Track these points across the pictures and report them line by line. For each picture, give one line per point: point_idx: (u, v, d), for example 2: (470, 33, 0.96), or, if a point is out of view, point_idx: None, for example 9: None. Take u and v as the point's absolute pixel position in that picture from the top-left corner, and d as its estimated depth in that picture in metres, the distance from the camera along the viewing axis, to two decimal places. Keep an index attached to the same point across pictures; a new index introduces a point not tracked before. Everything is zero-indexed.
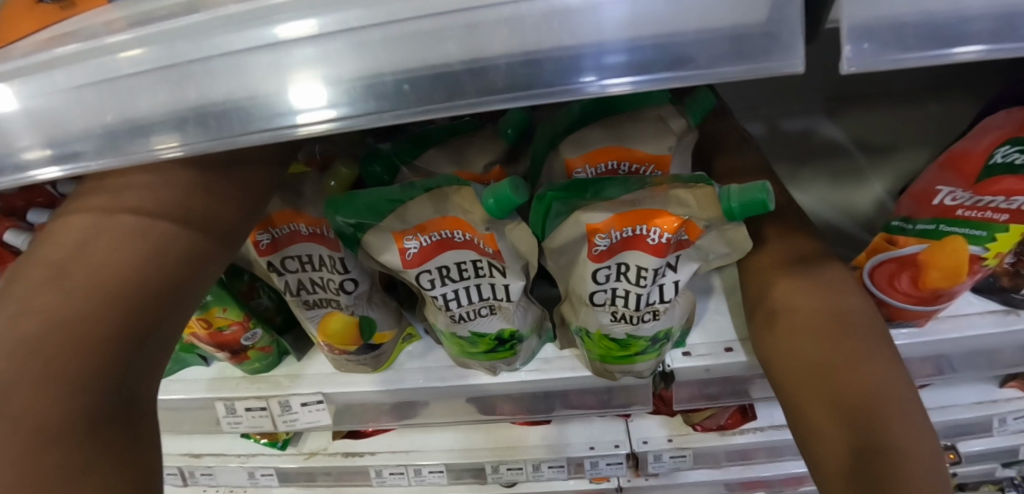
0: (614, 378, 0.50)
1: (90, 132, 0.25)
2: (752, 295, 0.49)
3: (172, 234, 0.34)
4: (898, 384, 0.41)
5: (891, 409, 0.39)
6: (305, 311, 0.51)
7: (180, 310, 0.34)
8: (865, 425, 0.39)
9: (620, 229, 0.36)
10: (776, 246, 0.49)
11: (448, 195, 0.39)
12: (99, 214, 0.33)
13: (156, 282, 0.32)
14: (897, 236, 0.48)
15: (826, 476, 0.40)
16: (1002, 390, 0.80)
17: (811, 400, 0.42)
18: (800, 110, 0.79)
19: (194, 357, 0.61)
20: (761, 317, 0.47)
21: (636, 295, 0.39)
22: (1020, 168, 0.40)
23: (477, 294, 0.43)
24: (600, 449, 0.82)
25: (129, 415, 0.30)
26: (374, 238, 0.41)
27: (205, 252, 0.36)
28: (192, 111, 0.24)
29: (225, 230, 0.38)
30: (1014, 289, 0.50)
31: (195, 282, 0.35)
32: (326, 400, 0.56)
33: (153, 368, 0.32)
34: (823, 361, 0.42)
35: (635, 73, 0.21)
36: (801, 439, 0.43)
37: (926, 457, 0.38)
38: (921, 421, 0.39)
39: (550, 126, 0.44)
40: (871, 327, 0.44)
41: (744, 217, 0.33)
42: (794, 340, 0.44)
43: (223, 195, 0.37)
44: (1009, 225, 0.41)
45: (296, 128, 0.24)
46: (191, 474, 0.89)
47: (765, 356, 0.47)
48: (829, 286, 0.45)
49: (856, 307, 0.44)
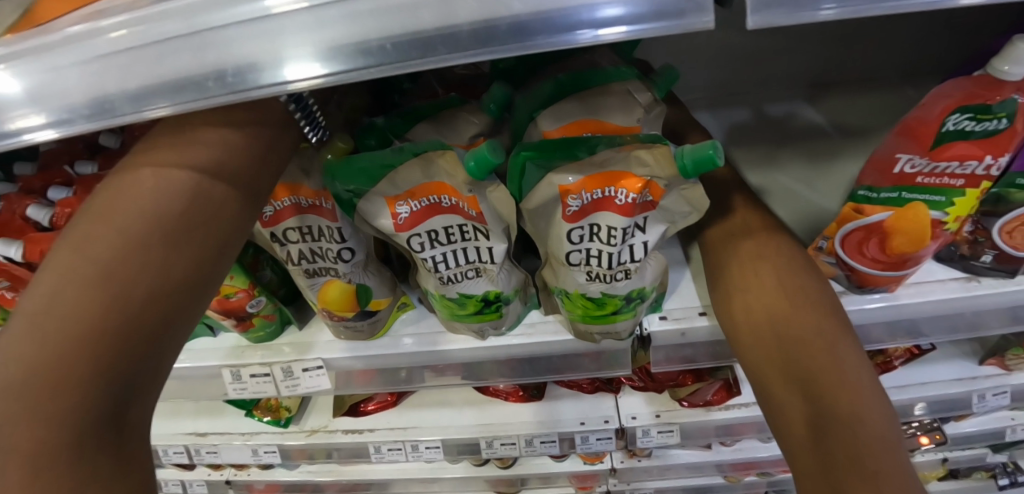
0: (595, 340, 0.53)
1: (124, 92, 0.29)
2: (718, 279, 0.53)
3: (175, 240, 0.32)
4: (855, 364, 0.43)
5: (846, 383, 0.42)
6: (307, 279, 0.55)
7: (182, 322, 0.32)
8: (820, 395, 0.41)
9: (590, 191, 0.39)
10: (736, 231, 0.53)
11: (433, 160, 0.42)
12: (98, 223, 0.31)
13: (150, 298, 0.30)
14: (862, 205, 0.48)
15: (794, 446, 0.42)
16: (981, 367, 0.82)
17: (771, 372, 0.45)
18: (782, 96, 0.82)
19: (202, 327, 0.65)
20: (725, 300, 0.51)
21: (609, 254, 0.42)
22: (971, 134, 0.41)
23: (463, 257, 0.47)
24: (590, 424, 0.85)
25: (125, 435, 0.29)
26: (369, 203, 0.45)
27: (210, 256, 0.33)
28: (211, 75, 0.28)
29: (231, 225, 0.35)
30: (974, 256, 0.53)
31: (197, 289, 0.33)
32: (326, 366, 0.60)
33: (152, 384, 0.31)
34: (779, 337, 0.45)
35: (622, 22, 0.25)
36: (765, 408, 0.46)
37: (885, 433, 0.40)
38: (875, 394, 0.42)
39: (531, 102, 0.46)
40: (823, 304, 0.47)
41: (698, 173, 0.36)
42: (756, 320, 0.47)
43: (229, 193, 0.35)
44: (966, 189, 0.44)
45: (287, 85, 0.27)
46: (197, 452, 0.93)
47: (735, 337, 0.50)
48: (789, 267, 0.49)
49: (816, 291, 0.48)
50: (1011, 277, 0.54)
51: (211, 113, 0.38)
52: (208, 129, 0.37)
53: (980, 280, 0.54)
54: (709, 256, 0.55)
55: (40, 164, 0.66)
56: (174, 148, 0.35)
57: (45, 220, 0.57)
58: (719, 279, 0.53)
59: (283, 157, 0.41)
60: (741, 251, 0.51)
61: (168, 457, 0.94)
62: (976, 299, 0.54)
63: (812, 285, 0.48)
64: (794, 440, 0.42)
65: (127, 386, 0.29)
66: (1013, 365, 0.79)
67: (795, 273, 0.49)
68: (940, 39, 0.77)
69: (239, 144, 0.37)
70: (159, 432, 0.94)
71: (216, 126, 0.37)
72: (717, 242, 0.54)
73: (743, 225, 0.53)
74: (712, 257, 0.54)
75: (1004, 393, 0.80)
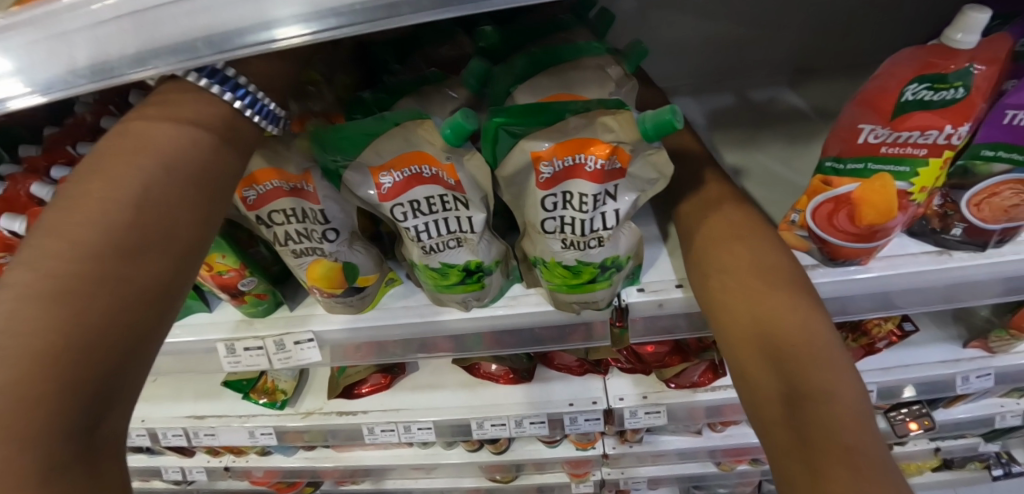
0: (575, 311, 0.55)
1: (118, 55, 0.32)
2: (695, 265, 0.53)
3: (149, 239, 0.30)
4: (830, 349, 0.43)
5: (817, 359, 0.42)
6: (295, 258, 0.57)
7: (159, 325, 0.30)
8: (794, 371, 0.41)
9: (561, 158, 0.41)
10: (708, 221, 0.53)
11: (412, 129, 0.45)
12: (51, 235, 0.28)
13: (126, 302, 0.28)
14: (831, 177, 0.51)
15: (767, 422, 0.42)
16: (965, 350, 0.83)
17: (744, 350, 0.45)
18: (765, 82, 0.83)
19: (198, 303, 0.67)
20: (702, 283, 0.51)
21: (581, 221, 0.44)
22: (930, 103, 0.42)
23: (445, 228, 0.49)
24: (579, 405, 0.87)
25: (99, 452, 0.28)
26: (354, 174, 0.47)
27: (177, 258, 0.31)
28: (202, 40, 0.31)
29: (206, 218, 0.34)
30: (945, 230, 0.55)
31: (174, 288, 0.31)
32: (317, 338, 0.63)
33: (129, 393, 0.29)
34: (754, 318, 0.45)
35: None
36: (740, 390, 0.45)
37: (856, 408, 0.39)
38: (845, 370, 0.42)
39: (506, 79, 0.48)
40: (794, 285, 0.48)
41: (659, 137, 0.38)
42: (733, 303, 0.47)
43: (193, 192, 0.33)
44: (928, 159, 0.45)
45: (274, 42, 0.30)
46: (195, 434, 0.95)
47: (712, 321, 0.50)
48: (759, 255, 0.50)
49: (788, 277, 0.48)
50: (981, 250, 0.55)
51: (159, 114, 0.35)
52: (158, 128, 0.34)
53: (952, 254, 0.56)
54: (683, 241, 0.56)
55: (44, 146, 0.69)
56: (125, 152, 0.32)
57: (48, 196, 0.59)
58: (698, 267, 0.52)
59: (245, 154, 0.38)
60: (714, 236, 0.52)
61: (167, 439, 0.96)
62: (946, 272, 0.56)
63: (788, 269, 0.49)
64: (768, 417, 0.42)
65: (99, 402, 0.27)
66: (997, 347, 0.80)
67: (769, 258, 0.49)
68: (919, 24, 0.78)
69: (196, 140, 0.34)
70: (158, 415, 0.96)
71: (166, 124, 0.34)
72: (692, 227, 0.55)
73: (710, 203, 0.55)
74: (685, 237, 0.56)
75: (988, 375, 0.81)
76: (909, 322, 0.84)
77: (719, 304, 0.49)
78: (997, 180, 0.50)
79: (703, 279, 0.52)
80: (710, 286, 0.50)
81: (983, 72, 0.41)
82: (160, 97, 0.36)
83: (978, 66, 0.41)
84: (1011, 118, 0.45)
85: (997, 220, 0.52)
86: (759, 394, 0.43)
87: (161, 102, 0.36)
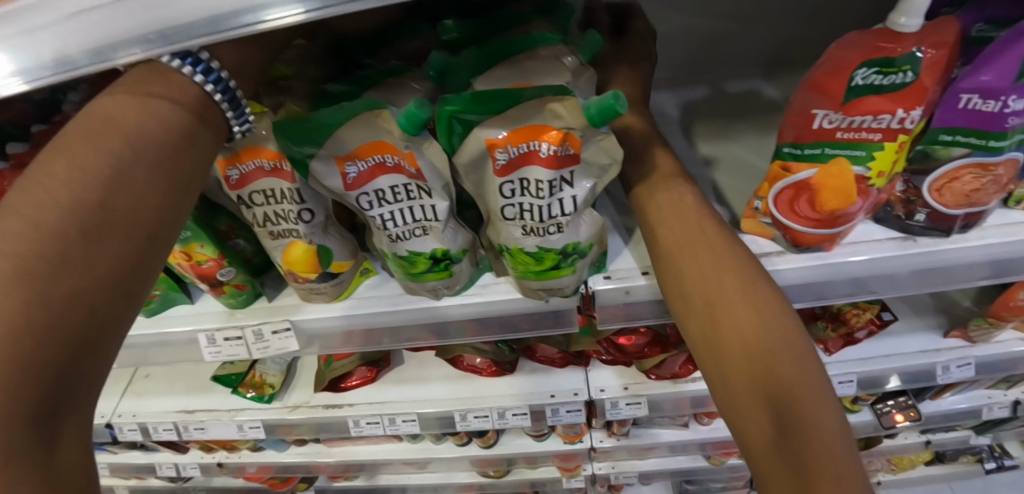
0: (542, 298, 0.56)
1: (80, 49, 0.33)
2: (671, 280, 0.50)
3: (106, 226, 0.30)
4: (806, 358, 0.42)
5: (808, 390, 0.40)
6: (272, 240, 0.58)
7: (122, 310, 0.30)
8: (786, 406, 0.39)
9: (515, 145, 0.42)
10: (673, 221, 0.51)
11: (371, 120, 0.45)
12: (11, 217, 0.28)
13: (87, 286, 0.28)
14: (789, 162, 0.51)
15: (756, 455, 0.40)
16: (946, 340, 0.83)
17: (734, 381, 0.42)
18: (741, 73, 0.84)
19: (181, 295, 0.68)
20: (686, 303, 0.48)
21: (539, 207, 0.45)
22: (880, 87, 0.43)
23: (410, 216, 0.50)
24: (560, 396, 0.88)
25: (56, 453, 0.27)
26: (319, 164, 0.48)
27: (136, 244, 0.31)
28: (155, 33, 0.33)
29: (166, 206, 0.34)
30: (909, 216, 0.56)
31: (135, 274, 0.31)
32: (294, 327, 0.64)
33: (90, 383, 0.29)
34: (745, 347, 0.42)
35: None
36: (721, 405, 0.43)
37: (844, 440, 0.38)
38: (833, 399, 0.41)
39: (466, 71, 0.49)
40: (768, 292, 0.46)
41: (604, 121, 0.39)
42: (720, 330, 0.44)
43: (158, 178, 0.33)
44: (883, 143, 0.46)
45: (269, 21, 0.31)
46: (185, 428, 0.96)
47: (692, 342, 0.47)
48: (743, 274, 0.46)
49: (770, 294, 0.45)
50: (947, 236, 0.56)
51: (129, 92, 0.35)
52: (125, 111, 0.34)
53: (916, 239, 0.57)
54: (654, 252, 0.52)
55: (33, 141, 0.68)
56: (90, 133, 0.32)
57: None
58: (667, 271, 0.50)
59: (215, 139, 0.39)
60: (696, 252, 0.48)
61: (157, 434, 0.97)
62: (909, 257, 0.57)
63: (757, 272, 0.47)
64: (756, 449, 0.40)
65: (58, 394, 0.27)
66: (976, 337, 0.80)
67: (739, 258, 0.48)
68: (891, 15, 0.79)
69: (164, 126, 0.34)
70: (149, 410, 0.98)
71: (134, 106, 0.34)
72: (670, 239, 0.50)
73: (674, 196, 0.53)
74: (652, 241, 0.53)
75: (968, 364, 0.81)
76: (886, 312, 0.85)
77: (690, 311, 0.47)
78: (958, 165, 0.50)
79: (672, 284, 0.49)
80: (683, 291, 0.48)
81: (932, 56, 0.41)
82: (128, 77, 0.36)
83: (926, 49, 0.41)
84: (965, 102, 0.45)
85: (959, 205, 0.53)
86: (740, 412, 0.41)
87: (128, 83, 0.35)
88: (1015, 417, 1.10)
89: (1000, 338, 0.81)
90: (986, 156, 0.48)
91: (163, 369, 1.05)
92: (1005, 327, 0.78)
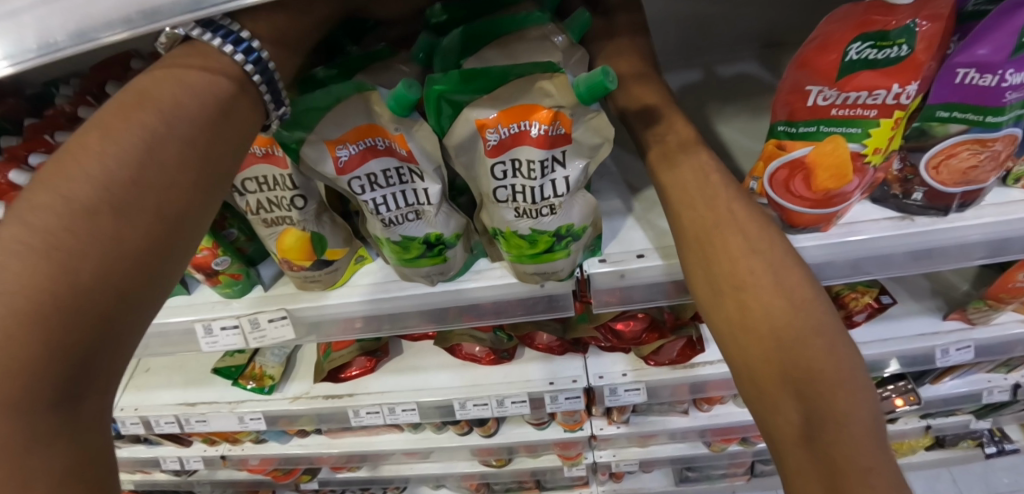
0: (536, 282, 0.56)
1: (64, 30, 0.33)
2: (696, 267, 0.48)
3: (134, 206, 0.29)
4: (843, 350, 0.40)
5: (837, 377, 0.39)
6: (266, 228, 0.59)
7: (154, 288, 0.30)
8: (819, 400, 0.38)
9: (506, 125, 0.42)
10: (698, 207, 0.49)
11: (359, 105, 0.45)
12: (45, 189, 0.28)
13: (121, 263, 0.28)
14: (784, 141, 0.51)
15: (779, 444, 0.39)
16: (945, 322, 0.83)
17: (762, 371, 0.40)
18: (735, 56, 0.84)
19: (177, 286, 0.68)
20: (713, 289, 0.46)
21: (531, 189, 0.45)
22: (873, 62, 0.43)
23: (403, 200, 0.50)
24: (558, 383, 0.88)
25: (82, 437, 0.27)
26: (310, 148, 0.48)
27: (168, 223, 0.30)
28: (138, 13, 0.32)
29: (201, 187, 0.33)
30: (905, 195, 0.56)
31: (168, 255, 0.31)
32: (290, 315, 0.64)
33: (117, 364, 0.29)
34: (775, 334, 0.40)
35: None
36: (747, 396, 0.42)
37: (870, 430, 0.37)
38: (862, 387, 0.39)
39: (445, 53, 0.47)
40: (804, 281, 0.44)
41: (594, 99, 0.39)
42: (747, 318, 0.42)
43: (191, 154, 0.32)
44: (879, 120, 0.46)
45: None
46: (186, 421, 0.97)
47: (716, 330, 0.45)
48: (774, 260, 0.45)
49: (803, 283, 0.44)
50: (944, 215, 0.56)
51: (168, 69, 0.35)
52: (163, 88, 0.34)
53: (913, 219, 0.57)
54: (681, 241, 0.51)
55: (24, 136, 0.67)
56: (127, 108, 0.32)
57: (22, 182, 0.60)
58: (696, 259, 0.48)
59: (252, 117, 0.39)
60: (726, 241, 0.47)
61: (159, 426, 0.98)
62: (907, 237, 0.56)
63: (789, 259, 0.46)
64: (778, 439, 0.39)
65: (77, 375, 0.26)
66: (976, 318, 0.80)
67: (766, 242, 0.46)
68: None
69: (198, 102, 0.34)
70: (150, 403, 0.98)
71: (171, 82, 0.34)
72: (700, 226, 0.49)
73: (698, 176, 0.51)
74: (676, 229, 0.51)
75: (968, 347, 0.80)
76: (886, 294, 0.85)
77: (715, 300, 0.46)
78: (954, 141, 0.50)
79: (699, 271, 0.48)
80: (710, 276, 0.46)
81: (927, 29, 0.41)
82: (169, 57, 0.37)
83: (921, 22, 0.41)
84: (962, 77, 0.45)
85: (956, 183, 0.53)
86: (766, 406, 0.40)
87: (172, 62, 0.36)
88: (1015, 401, 1.10)
89: (998, 320, 0.81)
90: (983, 132, 0.48)
91: (164, 362, 1.06)
92: (1004, 309, 0.77)
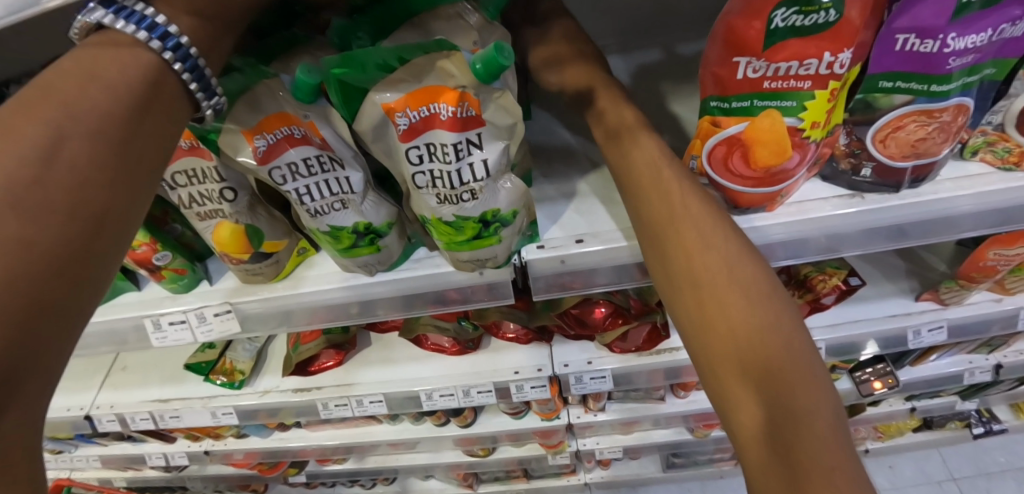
0: (473, 270, 0.55)
1: None
2: (656, 257, 0.45)
3: (39, 208, 0.26)
4: (800, 338, 0.36)
5: (795, 367, 0.35)
6: (200, 221, 0.57)
7: (73, 297, 0.28)
8: (775, 393, 0.33)
9: (415, 108, 0.40)
10: (652, 196, 0.47)
11: (261, 97, 0.45)
12: None
13: (26, 269, 0.25)
14: (718, 117, 0.48)
15: (740, 443, 0.34)
16: (917, 303, 0.81)
17: (720, 364, 0.37)
18: (694, 35, 0.81)
19: (127, 282, 0.68)
20: (669, 281, 0.43)
21: (449, 174, 0.43)
22: (798, 28, 0.40)
23: (327, 190, 0.49)
24: (523, 372, 0.87)
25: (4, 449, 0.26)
26: (227, 138, 0.46)
27: (83, 225, 0.28)
28: None
29: (120, 187, 0.31)
30: (854, 171, 0.54)
31: (87, 260, 0.28)
32: (234, 309, 0.63)
33: (43, 376, 0.27)
34: (727, 324, 0.37)
35: None
36: (709, 393, 0.38)
37: (835, 423, 0.32)
38: (822, 377, 0.35)
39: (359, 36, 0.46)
40: (758, 267, 0.41)
41: (492, 76, 0.37)
42: (700, 309, 0.39)
43: (106, 151, 0.30)
44: (814, 91, 0.44)
45: None
46: (161, 418, 0.97)
47: (676, 323, 0.42)
48: (727, 247, 0.42)
49: (755, 269, 0.41)
50: (896, 191, 0.54)
51: (78, 61, 0.32)
52: (66, 85, 0.31)
53: (863, 196, 0.55)
54: (640, 231, 0.49)
55: None
56: (31, 105, 0.29)
57: None
58: (653, 249, 0.46)
59: (180, 111, 0.36)
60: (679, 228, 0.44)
61: (134, 423, 0.98)
62: (859, 215, 0.54)
63: (739, 244, 0.43)
64: (740, 439, 0.35)
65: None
66: (948, 298, 0.78)
67: (715, 227, 0.44)
68: None
69: (110, 98, 0.31)
70: (125, 401, 0.99)
71: (78, 76, 0.31)
72: (655, 214, 0.46)
73: (651, 160, 0.49)
74: (636, 218, 0.49)
75: (939, 327, 0.79)
76: (855, 276, 0.83)
77: (673, 292, 0.43)
78: (900, 113, 0.47)
79: (658, 263, 0.45)
80: (665, 267, 0.44)
81: None
82: (80, 49, 0.33)
83: None
84: (902, 43, 0.42)
85: (905, 156, 0.50)
86: (726, 401, 0.36)
87: (82, 53, 0.33)
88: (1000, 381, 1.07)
89: (972, 300, 0.78)
90: (929, 102, 0.45)
91: (139, 360, 1.06)
92: (976, 289, 0.75)
